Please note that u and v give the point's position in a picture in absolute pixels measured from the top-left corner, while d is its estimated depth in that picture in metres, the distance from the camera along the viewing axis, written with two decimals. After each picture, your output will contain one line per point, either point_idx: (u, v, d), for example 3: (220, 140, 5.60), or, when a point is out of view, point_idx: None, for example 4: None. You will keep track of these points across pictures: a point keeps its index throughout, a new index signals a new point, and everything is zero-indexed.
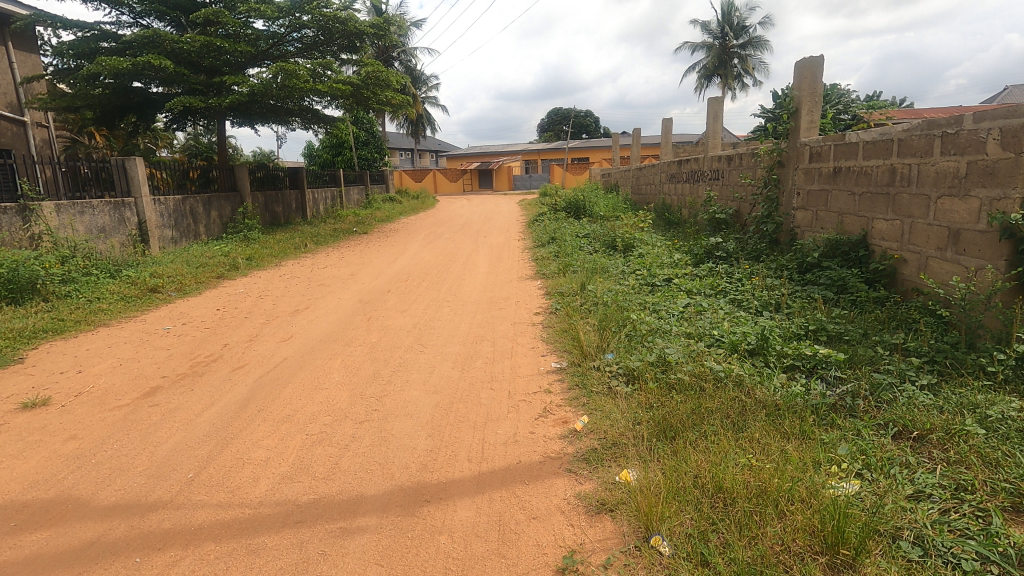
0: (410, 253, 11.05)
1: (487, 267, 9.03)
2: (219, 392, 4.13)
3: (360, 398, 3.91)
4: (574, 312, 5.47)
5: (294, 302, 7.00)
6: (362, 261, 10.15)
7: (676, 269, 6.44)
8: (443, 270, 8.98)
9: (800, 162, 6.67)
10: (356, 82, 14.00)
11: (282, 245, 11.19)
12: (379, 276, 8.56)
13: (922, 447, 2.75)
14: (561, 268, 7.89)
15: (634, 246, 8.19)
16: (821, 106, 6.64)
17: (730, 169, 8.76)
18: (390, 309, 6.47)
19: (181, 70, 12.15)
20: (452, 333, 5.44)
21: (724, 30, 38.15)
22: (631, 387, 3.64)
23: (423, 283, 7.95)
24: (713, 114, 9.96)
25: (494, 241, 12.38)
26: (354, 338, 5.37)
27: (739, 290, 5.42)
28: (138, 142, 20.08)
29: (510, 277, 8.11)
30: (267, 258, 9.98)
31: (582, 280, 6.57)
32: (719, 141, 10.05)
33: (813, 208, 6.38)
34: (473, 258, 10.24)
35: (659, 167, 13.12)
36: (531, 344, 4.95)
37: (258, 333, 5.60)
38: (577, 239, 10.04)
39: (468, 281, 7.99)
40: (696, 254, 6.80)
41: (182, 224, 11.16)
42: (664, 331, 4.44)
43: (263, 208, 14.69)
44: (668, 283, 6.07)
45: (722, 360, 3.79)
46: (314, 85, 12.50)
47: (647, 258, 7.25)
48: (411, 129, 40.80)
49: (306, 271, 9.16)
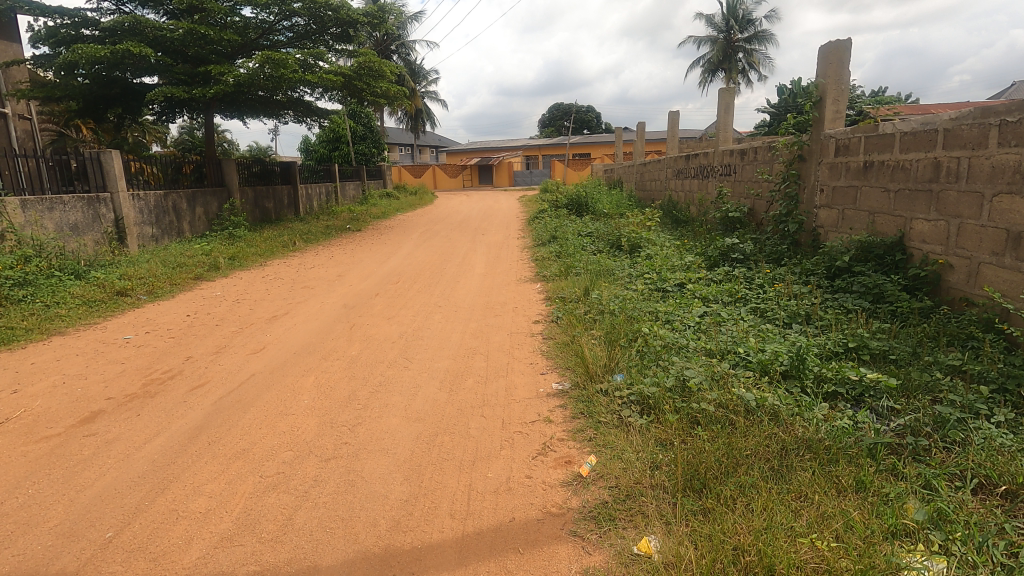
0: (404, 252, 10.48)
1: (483, 269, 8.47)
2: (169, 417, 3.58)
3: (330, 427, 3.36)
4: (577, 322, 4.90)
5: (273, 307, 6.43)
6: (352, 261, 9.61)
7: (689, 273, 5.87)
8: (437, 271, 8.44)
9: (825, 156, 6.10)
10: (349, 73, 13.38)
11: (269, 244, 10.63)
12: (368, 278, 8.03)
13: (1015, 510, 2.21)
14: (563, 270, 7.35)
15: (641, 247, 7.64)
16: (847, 95, 6.07)
17: (745, 165, 8.17)
18: (375, 316, 5.91)
19: (163, 59, 11.54)
20: (441, 345, 4.88)
21: (728, 24, 37.51)
22: (647, 418, 3.09)
23: (414, 286, 7.41)
24: (724, 105, 9.33)
25: (492, 240, 11.80)
26: (332, 351, 4.81)
27: (762, 297, 4.87)
28: (127, 135, 19.52)
29: (508, 280, 7.53)
30: (251, 257, 9.45)
31: (585, 284, 6.02)
32: (730, 134, 9.44)
33: (841, 206, 5.80)
34: (470, 257, 9.70)
35: (665, 161, 12.56)
36: (529, 360, 4.39)
37: (227, 344, 5.04)
38: (580, 237, 9.50)
39: (462, 284, 7.41)
40: (710, 256, 6.22)
41: (163, 221, 10.61)
42: (681, 348, 3.90)
43: (252, 204, 14.15)
44: (681, 289, 5.52)
45: (752, 386, 3.24)
46: (304, 75, 11.89)
47: (657, 259, 6.67)
48: (410, 124, 40.19)
49: (291, 272, 8.62)
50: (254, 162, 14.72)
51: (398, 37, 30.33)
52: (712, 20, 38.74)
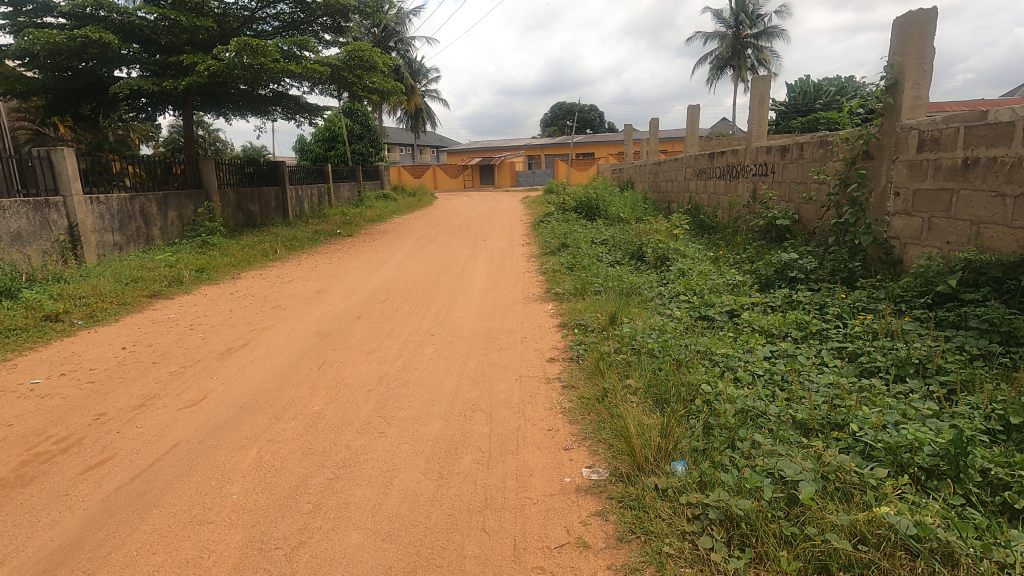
0: (397, 261, 9.36)
1: (486, 284, 7.34)
2: (30, 528, 2.47)
3: (257, 553, 2.26)
4: (606, 367, 3.79)
5: (231, 336, 5.32)
6: (338, 272, 8.54)
7: (740, 297, 4.76)
8: (432, 285, 7.37)
9: (902, 153, 4.97)
10: (337, 64, 12.26)
11: (246, 253, 9.55)
12: (352, 294, 6.95)
13: None
14: (579, 287, 6.26)
15: (668, 259, 6.57)
16: (930, 77, 4.96)
17: (789, 164, 7.06)
18: (353, 351, 4.79)
19: (131, 48, 10.40)
20: (430, 397, 3.77)
21: (738, 19, 36.37)
22: (739, 556, 1.99)
23: (404, 305, 6.32)
24: (758, 98, 8.18)
25: (495, 247, 10.67)
26: (289, 405, 3.70)
27: (847, 336, 3.75)
28: (108, 134, 18.41)
29: (513, 299, 6.44)
30: (222, 270, 8.37)
31: (611, 309, 4.93)
32: (765, 130, 8.32)
33: (927, 213, 4.67)
34: (470, 268, 8.63)
35: (684, 160, 11.48)
36: (547, 424, 3.26)
37: (158, 395, 3.93)
38: (593, 246, 8.43)
39: (460, 304, 6.30)
40: (762, 274, 5.11)
41: (129, 227, 9.53)
42: (759, 420, 2.81)
43: (234, 207, 13.08)
44: (732, 319, 4.42)
45: (895, 500, 2.11)
46: (287, 66, 10.76)
47: (692, 277, 5.58)
48: (410, 123, 39.06)
49: (266, 287, 7.53)
50: (238, 161, 13.63)
51: (398, 33, 29.23)
52: (720, 15, 37.65)
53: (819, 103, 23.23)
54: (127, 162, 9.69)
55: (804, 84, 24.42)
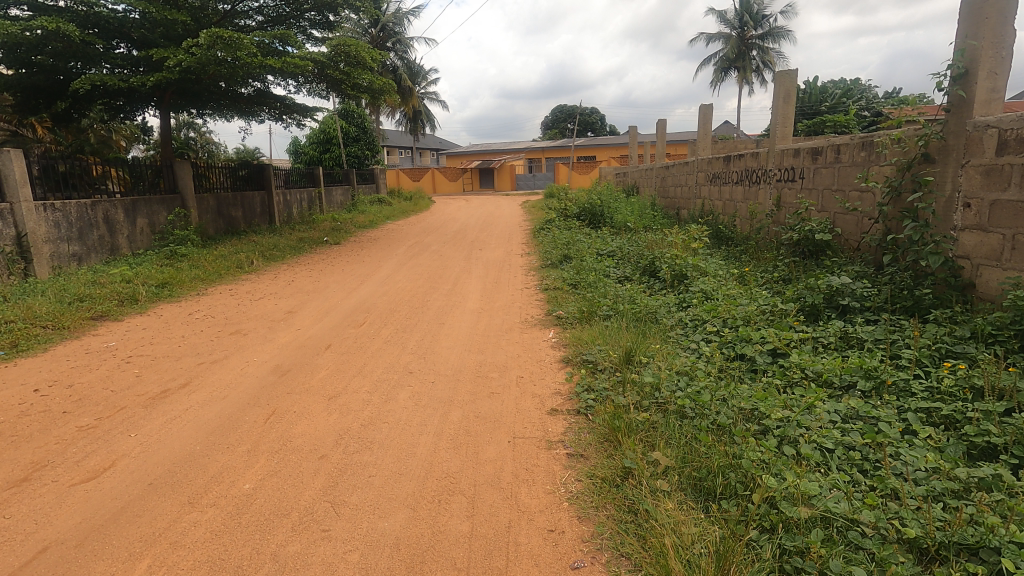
0: (383, 275, 8.52)
1: (479, 304, 6.49)
2: None
3: None
4: (624, 431, 2.93)
5: (172, 372, 4.47)
6: (316, 287, 7.70)
7: (782, 330, 3.91)
8: (418, 304, 6.53)
9: (973, 156, 4.11)
10: (322, 59, 11.40)
11: (218, 264, 8.73)
12: (326, 316, 6.11)
13: None
14: (586, 311, 5.43)
15: (687, 277, 5.74)
16: (1008, 65, 4.14)
17: (824, 168, 6.24)
18: (312, 396, 3.93)
19: (96, 40, 9.54)
20: (397, 470, 2.92)
21: (743, 19, 35.63)
22: None
23: (384, 331, 5.49)
24: (783, 95, 7.34)
25: (491, 258, 9.80)
26: (215, 481, 2.85)
27: (937, 395, 2.89)
28: (89, 136, 17.57)
29: (509, 324, 5.60)
30: (187, 285, 7.53)
31: (626, 345, 4.08)
32: (791, 130, 7.48)
33: (1010, 229, 3.81)
34: (464, 282, 7.80)
35: (696, 164, 10.65)
36: (547, 523, 2.42)
37: (50, 463, 3.08)
38: (600, 260, 7.59)
39: (448, 331, 5.44)
40: (816, 293, 4.26)
41: (90, 236, 8.71)
42: (854, 538, 1.97)
43: (214, 213, 12.26)
44: (778, 362, 3.56)
45: None
46: (266, 63, 9.94)
47: (720, 302, 4.75)
48: (409, 125, 38.22)
49: (232, 306, 6.70)
50: (220, 164, 12.81)
51: (395, 33, 28.44)
52: (724, 16, 36.97)
53: (827, 104, 22.46)
54: (101, 166, 9.12)
55: (811, 85, 23.65)
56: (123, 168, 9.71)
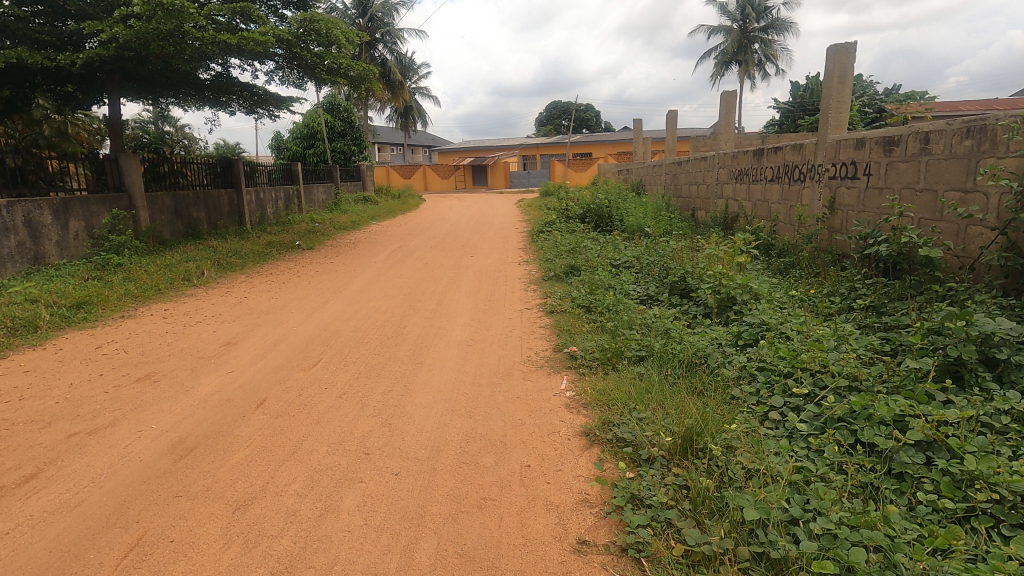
0: (356, 289, 7.17)
1: (469, 333, 5.13)
2: None
3: None
4: None
5: (24, 454, 3.10)
6: (270, 308, 6.33)
7: (922, 401, 2.59)
8: (393, 333, 5.19)
9: None
10: (289, 39, 9.95)
11: (159, 277, 7.32)
12: (270, 351, 4.76)
13: None
14: (610, 351, 4.09)
15: (737, 303, 4.44)
16: None
17: (903, 162, 4.95)
18: (209, 504, 2.58)
19: (15, 11, 8.02)
20: None
21: (745, 11, 34.36)
22: None
23: (341, 376, 4.14)
24: (837, 75, 6.05)
25: (484, 268, 8.44)
26: None
27: None
28: (43, 129, 15.97)
29: (506, 366, 4.26)
30: (110, 307, 6.13)
31: (682, 422, 2.78)
32: (846, 117, 6.16)
33: None
34: (451, 300, 6.47)
35: (717, 159, 9.35)
36: None
37: None
38: (615, 274, 6.28)
39: (426, 377, 4.09)
40: (954, 329, 2.88)
41: (7, 243, 7.31)
42: None
43: (171, 213, 10.79)
44: (935, 464, 2.26)
45: None
46: (218, 38, 8.63)
47: (800, 347, 3.46)
48: (399, 121, 36.75)
49: (156, 336, 5.30)
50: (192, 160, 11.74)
51: (384, 24, 26.94)
52: (725, 8, 35.71)
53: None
54: (58, 161, 8.23)
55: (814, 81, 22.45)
56: (76, 163, 8.66)
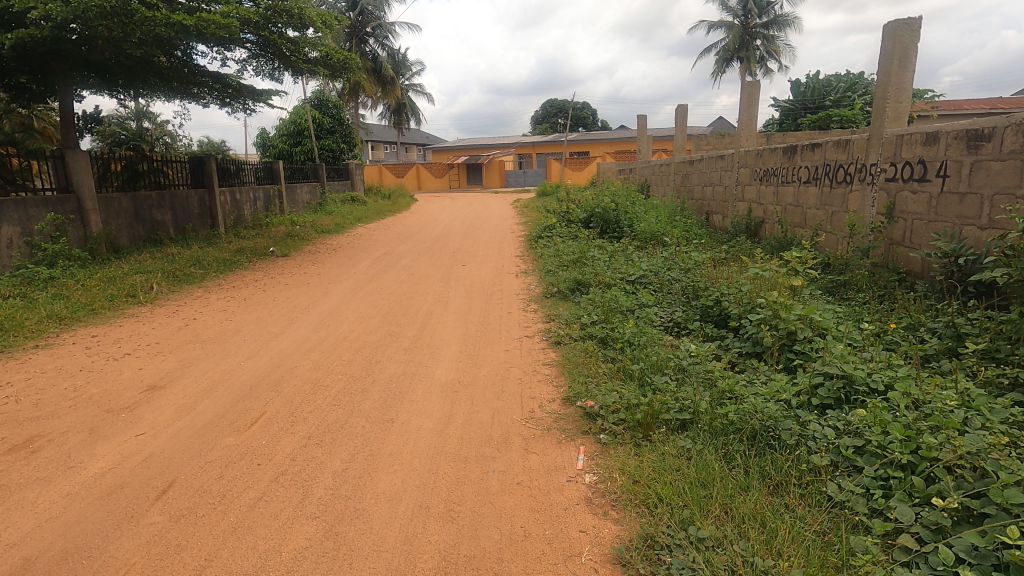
0: (327, 308, 6.13)
1: (455, 373, 4.11)
2: None
3: None
4: None
5: None
6: (220, 334, 5.27)
7: None
8: (361, 373, 4.16)
9: None
10: (256, 22, 8.86)
11: (96, 293, 6.26)
12: (200, 401, 3.71)
13: None
14: (640, 412, 3.06)
15: (800, 341, 3.44)
16: None
17: (997, 162, 3.96)
18: None
19: None
20: None
21: (746, 7, 33.41)
22: None
23: (285, 444, 3.11)
24: (898, 58, 5.04)
25: (477, 280, 7.41)
26: None
27: None
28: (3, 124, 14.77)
29: (501, 428, 3.23)
30: (22, 334, 5.06)
31: None
32: (908, 108, 5.15)
33: None
34: (437, 323, 5.44)
35: (738, 157, 8.33)
36: None
37: None
38: (632, 294, 5.26)
39: (395, 446, 3.06)
40: None
41: None
42: None
43: (130, 216, 9.69)
44: None
45: None
46: (172, 18, 7.51)
47: (915, 419, 2.45)
48: (391, 118, 35.63)
49: (63, 376, 4.23)
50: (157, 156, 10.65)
51: (376, 17, 25.85)
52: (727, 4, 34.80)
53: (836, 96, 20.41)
54: (19, 160, 7.79)
55: (818, 79, 21.53)
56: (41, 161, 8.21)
